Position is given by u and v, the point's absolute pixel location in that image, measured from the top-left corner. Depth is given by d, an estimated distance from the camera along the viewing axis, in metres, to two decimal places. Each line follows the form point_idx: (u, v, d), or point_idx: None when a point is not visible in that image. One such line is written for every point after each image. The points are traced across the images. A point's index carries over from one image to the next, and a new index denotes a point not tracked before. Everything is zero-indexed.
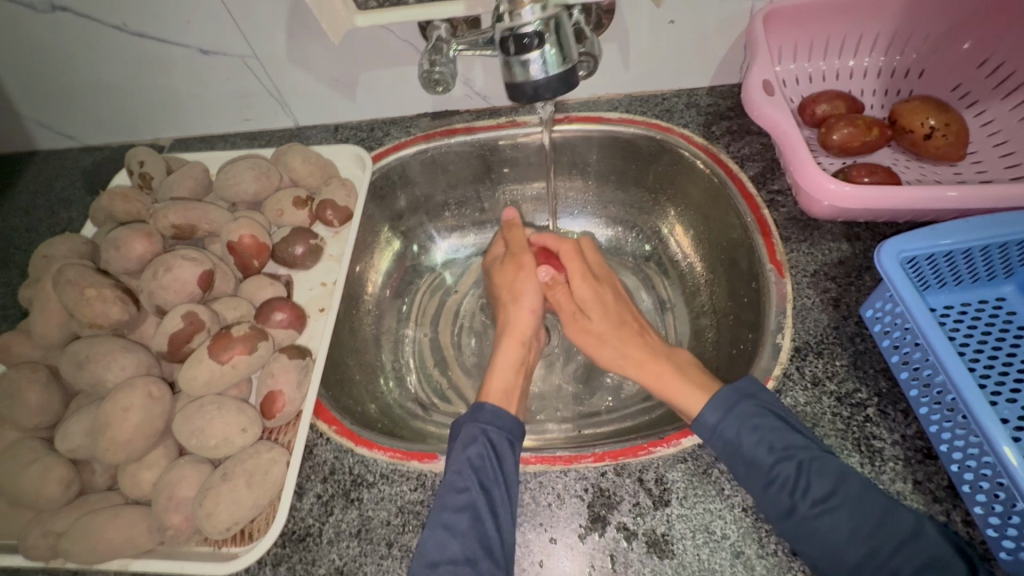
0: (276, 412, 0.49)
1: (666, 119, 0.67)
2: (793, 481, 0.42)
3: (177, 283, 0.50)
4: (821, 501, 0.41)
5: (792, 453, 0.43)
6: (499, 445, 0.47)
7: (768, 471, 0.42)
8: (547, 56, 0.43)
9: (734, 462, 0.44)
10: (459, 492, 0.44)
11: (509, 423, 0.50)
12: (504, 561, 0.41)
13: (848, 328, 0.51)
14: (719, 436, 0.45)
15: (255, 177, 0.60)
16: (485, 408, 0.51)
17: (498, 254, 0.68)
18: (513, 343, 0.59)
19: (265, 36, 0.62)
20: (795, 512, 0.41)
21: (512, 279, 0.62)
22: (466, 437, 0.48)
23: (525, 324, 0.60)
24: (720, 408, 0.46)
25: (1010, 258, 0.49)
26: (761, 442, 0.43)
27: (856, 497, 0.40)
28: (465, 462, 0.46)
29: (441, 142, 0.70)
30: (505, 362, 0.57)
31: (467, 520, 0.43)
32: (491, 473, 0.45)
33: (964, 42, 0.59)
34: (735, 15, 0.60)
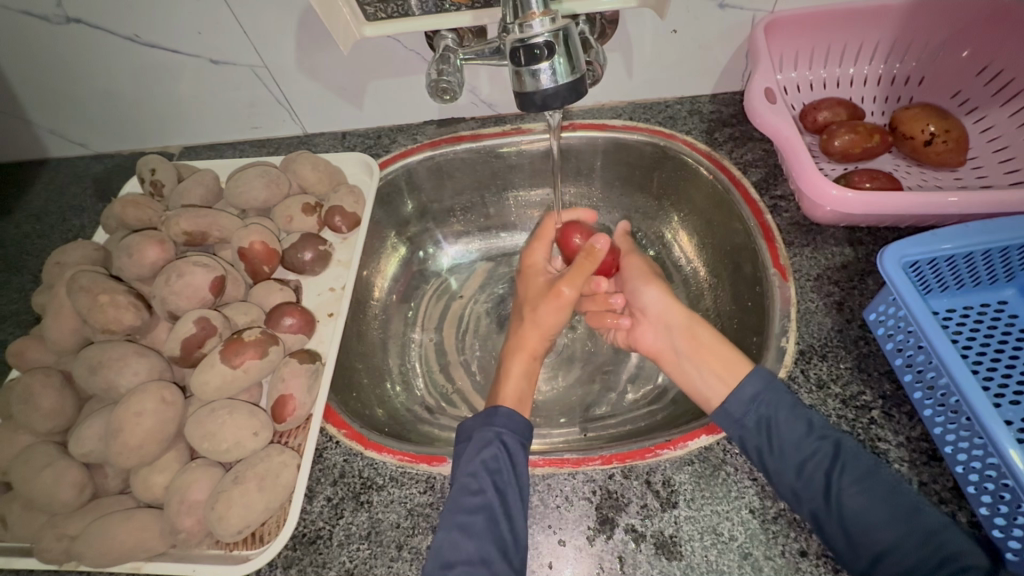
0: (286, 416, 0.50)
1: (669, 126, 0.68)
2: (829, 458, 0.44)
3: (189, 289, 0.51)
4: (857, 479, 0.42)
5: (827, 434, 0.45)
6: (513, 448, 0.48)
7: (807, 448, 0.44)
8: (555, 66, 0.43)
9: (767, 442, 0.45)
10: (474, 494, 0.45)
11: (522, 426, 0.50)
12: (519, 563, 0.42)
13: (852, 332, 0.52)
14: (756, 410, 0.46)
15: (265, 184, 0.61)
16: (499, 412, 0.51)
17: (539, 264, 0.66)
18: (525, 359, 0.59)
19: (274, 46, 0.63)
20: (832, 488, 0.42)
21: (540, 297, 0.62)
22: (480, 440, 0.49)
23: (536, 342, 0.60)
24: (760, 382, 0.48)
25: (1012, 262, 0.49)
26: (799, 419, 0.45)
27: (888, 480, 0.42)
28: (479, 464, 0.46)
29: (448, 149, 0.71)
30: (518, 373, 0.58)
31: (482, 522, 0.43)
32: (507, 476, 0.45)
33: (962, 50, 0.60)
34: (737, 24, 0.61)
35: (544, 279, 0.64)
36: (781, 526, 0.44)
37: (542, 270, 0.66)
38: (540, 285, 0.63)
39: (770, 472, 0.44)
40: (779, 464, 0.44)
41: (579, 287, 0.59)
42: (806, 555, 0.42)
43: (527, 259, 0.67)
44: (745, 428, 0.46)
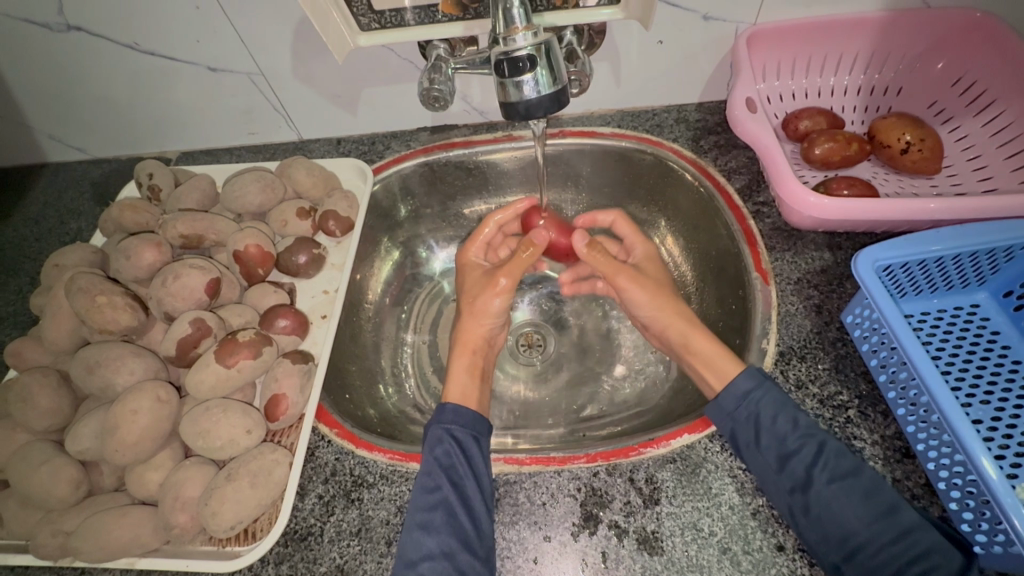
0: (279, 415, 0.51)
1: (656, 134, 0.70)
2: (811, 456, 0.45)
3: (185, 290, 0.52)
4: (836, 478, 0.44)
5: (813, 431, 0.46)
6: (463, 441, 0.50)
7: (789, 445, 0.45)
8: (538, 78, 0.45)
9: (756, 439, 0.46)
10: (430, 491, 0.47)
11: (471, 419, 0.52)
12: (483, 552, 0.44)
13: (830, 334, 0.53)
14: (747, 404, 0.47)
15: (261, 189, 0.63)
16: (447, 410, 0.53)
17: (475, 261, 0.69)
18: (466, 354, 0.61)
19: (271, 54, 0.65)
20: (813, 486, 0.44)
21: (479, 291, 0.64)
22: (432, 438, 0.51)
23: (475, 334, 0.63)
24: (752, 381, 0.48)
25: (984, 265, 0.51)
26: (786, 417, 0.46)
27: (869, 483, 0.43)
28: (432, 462, 0.48)
29: (440, 154, 0.72)
30: (458, 369, 0.60)
31: (440, 518, 0.45)
32: (462, 472, 0.47)
33: (937, 62, 0.62)
34: (721, 37, 0.63)
35: (481, 270, 0.67)
36: (759, 522, 0.45)
37: (478, 264, 0.69)
38: (479, 276, 0.67)
39: (747, 461, 0.46)
40: (762, 455, 0.46)
41: (517, 277, 0.64)
42: (783, 550, 0.44)
43: (460, 256, 0.69)
44: (736, 421, 0.47)
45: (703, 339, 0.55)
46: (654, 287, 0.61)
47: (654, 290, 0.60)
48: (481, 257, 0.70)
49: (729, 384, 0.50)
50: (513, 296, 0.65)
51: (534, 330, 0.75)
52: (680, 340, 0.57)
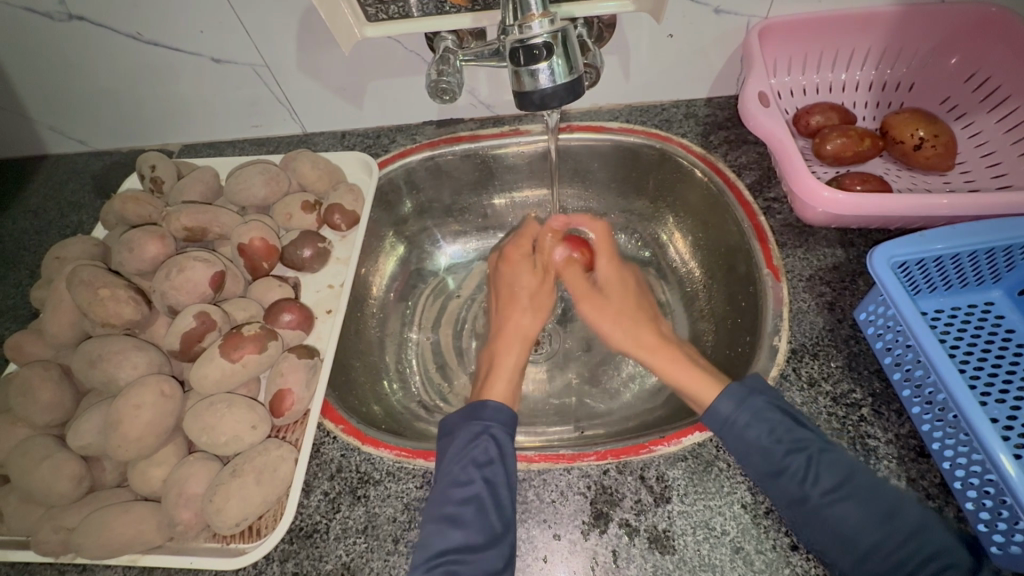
0: (284, 410, 0.50)
1: (665, 129, 0.69)
2: (803, 471, 0.43)
3: (189, 284, 0.51)
4: (832, 489, 0.42)
5: (801, 445, 0.44)
6: (503, 441, 0.49)
7: (778, 463, 0.43)
8: (554, 67, 0.44)
9: (746, 453, 0.45)
10: (463, 486, 0.46)
11: (509, 419, 0.51)
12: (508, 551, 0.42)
13: (843, 331, 0.53)
14: (728, 427, 0.46)
15: (265, 182, 0.62)
16: (487, 406, 0.52)
17: (523, 253, 0.67)
18: (522, 347, 0.61)
19: (276, 45, 0.64)
20: (808, 501, 0.42)
21: (530, 290, 0.64)
22: (468, 434, 0.49)
23: (532, 330, 0.62)
24: (732, 402, 0.47)
25: (999, 263, 0.51)
26: (771, 435, 0.44)
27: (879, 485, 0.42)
28: (468, 457, 0.47)
29: (447, 149, 0.71)
30: (509, 363, 0.59)
31: (471, 512, 0.44)
32: (496, 468, 0.46)
33: (951, 57, 0.61)
34: (732, 31, 0.62)
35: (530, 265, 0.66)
36: (772, 521, 0.44)
37: (526, 259, 0.66)
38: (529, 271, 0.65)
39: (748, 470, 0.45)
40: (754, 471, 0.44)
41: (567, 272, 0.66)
42: (797, 549, 0.43)
43: (511, 250, 0.67)
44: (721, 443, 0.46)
45: (676, 367, 0.54)
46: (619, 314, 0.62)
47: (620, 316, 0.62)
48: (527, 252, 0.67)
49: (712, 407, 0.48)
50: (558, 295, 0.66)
51: (540, 327, 0.74)
52: (653, 364, 0.57)
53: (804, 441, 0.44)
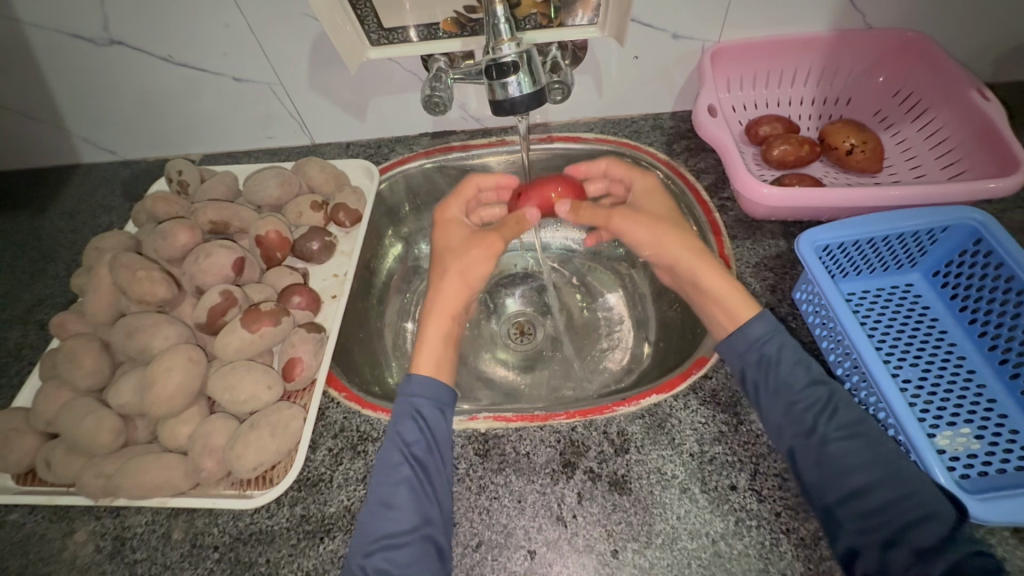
0: (295, 375, 0.58)
1: (635, 139, 0.78)
2: (819, 406, 0.49)
3: (215, 267, 0.59)
4: (843, 426, 0.48)
5: (824, 383, 0.51)
6: (429, 416, 0.53)
7: (797, 395, 0.50)
8: (521, 81, 0.53)
9: (774, 384, 0.51)
10: (395, 467, 0.50)
11: (438, 390, 0.54)
12: (445, 526, 0.48)
13: (783, 309, 0.60)
14: (758, 350, 0.53)
15: (279, 184, 0.70)
16: (414, 380, 0.55)
17: (455, 217, 0.69)
18: (443, 322, 0.61)
19: (291, 67, 0.73)
20: (817, 432, 0.48)
21: (460, 249, 0.65)
22: (399, 412, 0.53)
23: (455, 303, 0.62)
24: (766, 326, 0.53)
25: (914, 248, 0.59)
26: (799, 368, 0.51)
27: (873, 435, 0.47)
28: (396, 437, 0.51)
29: (440, 157, 0.80)
30: (434, 336, 0.59)
31: (403, 493, 0.48)
32: (423, 446, 0.51)
33: (880, 76, 0.71)
34: (689, 52, 0.71)
35: (466, 231, 0.67)
36: (715, 467, 0.51)
37: (461, 223, 0.68)
38: (463, 235, 0.66)
39: (762, 407, 0.51)
40: (773, 402, 0.51)
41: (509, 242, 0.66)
42: (735, 489, 0.50)
43: (442, 212, 0.68)
44: (748, 364, 0.53)
45: (712, 273, 0.58)
46: (653, 222, 0.63)
47: (651, 222, 0.63)
48: (461, 213, 0.70)
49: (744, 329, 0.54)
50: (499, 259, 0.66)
51: (525, 320, 0.83)
52: (687, 273, 0.60)
53: (827, 380, 0.51)
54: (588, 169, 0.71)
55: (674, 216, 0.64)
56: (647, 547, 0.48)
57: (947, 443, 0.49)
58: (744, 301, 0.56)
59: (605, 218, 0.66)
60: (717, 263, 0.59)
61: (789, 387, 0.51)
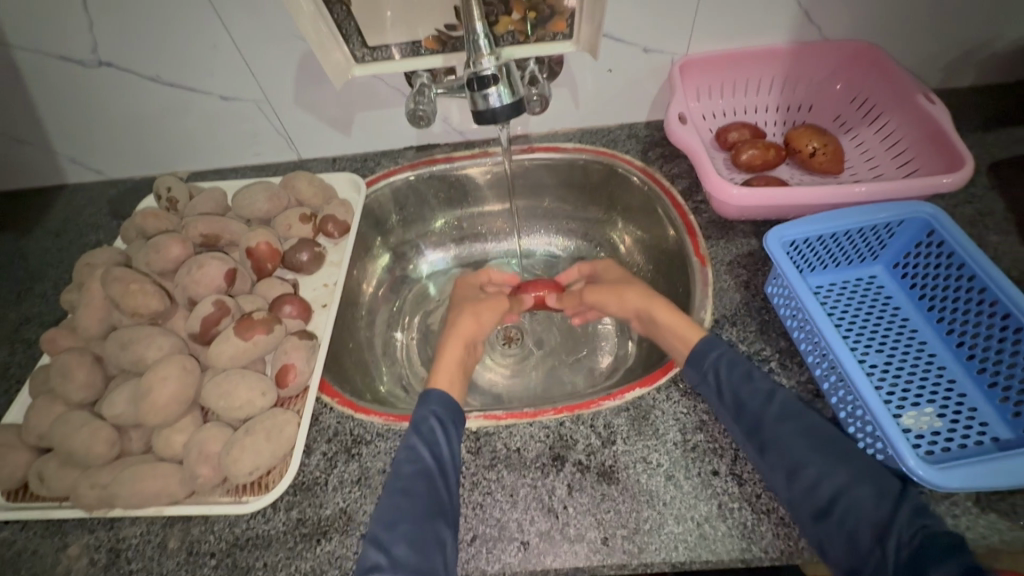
0: (288, 381, 0.59)
1: (612, 147, 0.81)
2: (760, 400, 0.52)
3: (207, 278, 0.61)
4: (784, 417, 0.50)
5: (764, 382, 0.53)
6: (445, 423, 0.55)
7: (739, 394, 0.52)
8: (502, 92, 0.56)
9: (718, 389, 0.54)
10: (412, 463, 0.51)
11: (453, 405, 0.57)
12: (451, 518, 0.50)
13: (756, 303, 0.64)
14: (698, 360, 0.56)
15: (268, 198, 0.72)
16: (432, 394, 0.58)
17: (472, 281, 0.78)
18: (460, 345, 0.66)
19: (277, 84, 0.75)
20: (762, 426, 0.50)
21: (475, 297, 0.75)
22: (417, 418, 0.56)
23: (470, 331, 0.68)
24: (703, 342, 0.57)
25: (874, 242, 0.63)
26: (739, 371, 0.54)
27: (810, 423, 0.50)
28: (416, 438, 0.53)
29: (425, 169, 0.83)
30: (450, 358, 0.64)
31: (421, 484, 0.50)
32: (443, 446, 0.53)
33: (838, 83, 0.75)
34: (660, 65, 0.76)
35: (477, 290, 0.77)
36: (698, 454, 0.53)
37: (474, 285, 0.77)
38: (473, 292, 0.76)
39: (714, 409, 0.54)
40: (722, 404, 0.53)
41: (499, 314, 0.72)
42: (717, 474, 0.52)
43: (462, 277, 0.78)
44: (697, 375, 0.56)
45: (664, 310, 0.62)
46: (614, 287, 0.70)
47: (614, 288, 0.70)
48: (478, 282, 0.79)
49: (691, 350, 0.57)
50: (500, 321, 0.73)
51: (512, 325, 0.85)
52: (646, 315, 0.64)
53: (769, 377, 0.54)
54: (568, 276, 0.81)
55: (628, 278, 0.71)
56: (636, 533, 0.49)
57: (912, 422, 0.52)
58: (689, 327, 0.59)
59: (580, 297, 0.75)
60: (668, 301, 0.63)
61: (735, 389, 0.53)
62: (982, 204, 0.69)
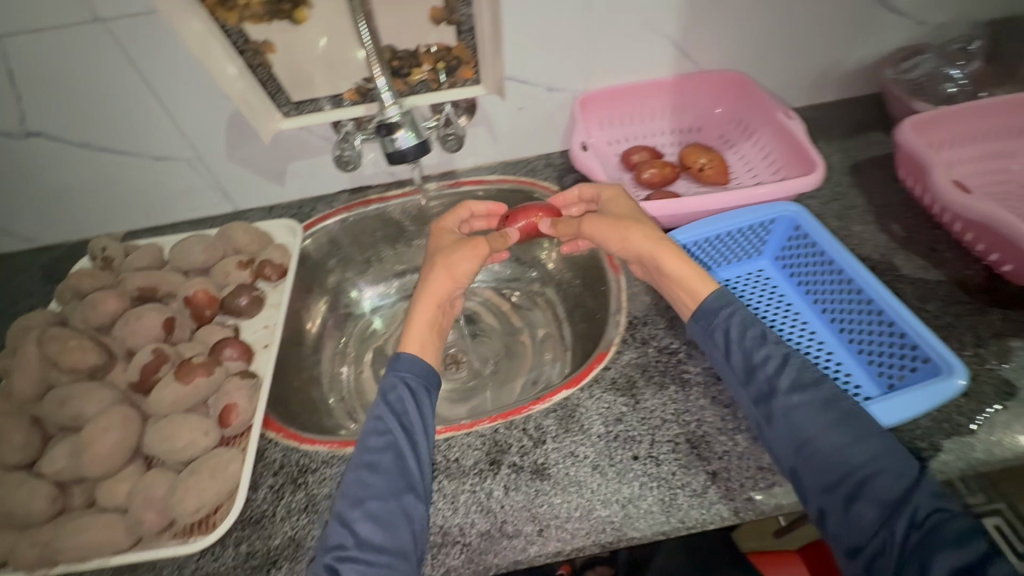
0: (230, 421, 0.61)
1: (532, 177, 0.89)
2: (773, 368, 0.54)
3: (143, 328, 0.64)
4: (798, 389, 0.52)
5: (779, 348, 0.56)
6: (416, 389, 0.59)
7: (753, 362, 0.55)
8: (407, 136, 0.64)
9: (731, 354, 0.57)
10: (382, 436, 0.55)
11: (424, 370, 0.61)
12: (424, 492, 0.53)
13: (664, 303, 0.71)
14: (710, 321, 0.59)
15: (204, 249, 0.75)
16: (403, 358, 0.61)
17: (450, 228, 0.75)
18: (431, 306, 0.66)
19: (209, 141, 0.79)
20: (775, 394, 0.53)
21: (451, 248, 0.70)
22: (387, 385, 0.59)
23: (443, 290, 0.67)
24: (713, 297, 0.60)
25: (757, 239, 0.72)
26: (755, 339, 0.56)
27: (826, 395, 0.52)
28: (385, 408, 0.57)
29: (360, 210, 0.88)
30: (421, 320, 0.65)
31: (389, 459, 0.53)
32: (412, 417, 0.57)
33: (718, 107, 0.87)
34: (563, 101, 0.85)
35: (455, 237, 0.74)
36: (620, 443, 0.59)
37: (452, 232, 0.75)
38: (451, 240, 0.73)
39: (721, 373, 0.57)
40: (732, 369, 0.56)
41: (477, 263, 0.70)
42: (637, 459, 0.57)
43: (438, 222, 0.75)
44: (711, 341, 0.59)
45: (673, 260, 0.63)
46: (615, 222, 0.67)
47: (614, 222, 0.67)
48: (455, 227, 0.76)
49: (703, 303, 0.61)
50: (483, 262, 0.71)
51: (457, 348, 0.89)
52: (650, 260, 0.65)
53: (783, 346, 0.57)
54: (565, 197, 0.77)
55: (634, 216, 0.68)
56: (568, 522, 0.54)
57: None
58: (703, 279, 0.62)
59: (576, 227, 0.71)
60: (676, 249, 0.64)
61: (747, 354, 0.56)
62: (846, 201, 0.80)
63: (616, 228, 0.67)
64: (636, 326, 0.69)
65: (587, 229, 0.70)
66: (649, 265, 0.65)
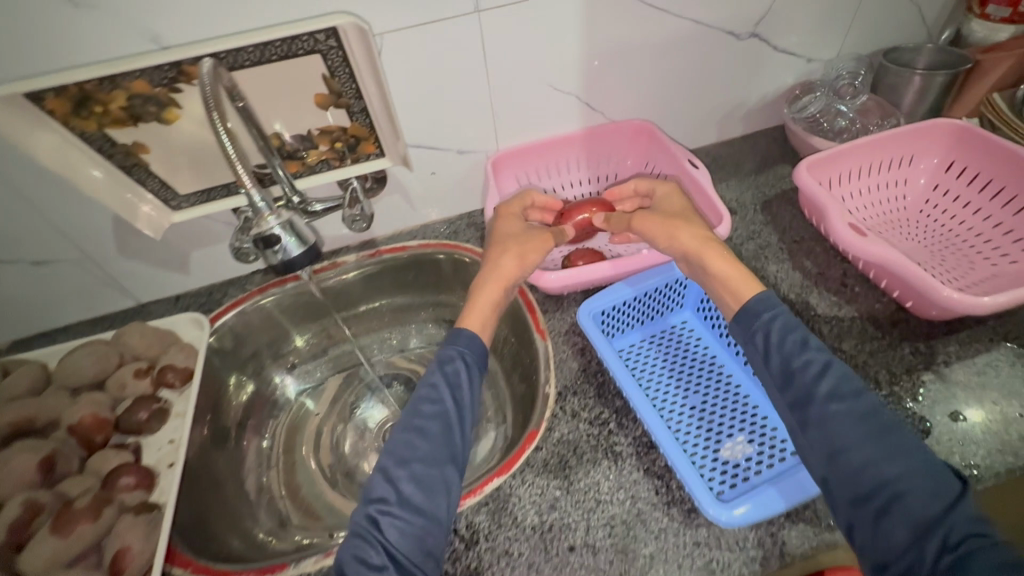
0: (122, 569, 0.54)
1: (454, 239, 0.86)
2: (811, 371, 0.51)
3: (12, 474, 0.57)
4: (836, 394, 0.49)
5: (820, 352, 0.53)
6: (471, 366, 0.60)
7: (790, 365, 0.52)
8: (289, 243, 0.60)
9: (770, 358, 0.54)
10: (433, 404, 0.57)
11: (481, 350, 0.62)
12: (462, 464, 0.55)
13: (592, 368, 0.69)
14: (753, 320, 0.56)
15: (94, 361, 0.69)
16: (463, 334, 0.62)
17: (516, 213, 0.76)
18: (498, 287, 0.67)
19: (95, 240, 0.73)
20: (812, 400, 0.50)
21: (519, 235, 0.71)
22: (445, 356, 0.61)
23: (513, 273, 0.68)
24: (760, 296, 0.57)
25: (675, 294, 0.74)
26: (797, 342, 0.53)
27: (865, 406, 0.48)
28: (440, 378, 0.59)
29: (275, 292, 0.83)
30: (487, 299, 0.66)
31: (437, 428, 0.55)
32: (464, 393, 0.58)
33: (628, 158, 0.90)
34: (478, 162, 0.83)
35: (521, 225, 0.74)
36: (554, 534, 0.56)
37: (517, 218, 0.75)
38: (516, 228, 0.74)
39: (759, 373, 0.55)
40: (770, 370, 0.54)
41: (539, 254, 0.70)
42: (573, 550, 0.55)
43: (505, 205, 0.75)
44: (751, 338, 0.56)
45: (719, 259, 0.62)
46: (667, 219, 0.67)
47: (665, 219, 0.67)
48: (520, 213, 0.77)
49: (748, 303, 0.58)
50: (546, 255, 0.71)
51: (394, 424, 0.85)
52: (693, 257, 0.64)
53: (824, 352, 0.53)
54: (619, 191, 0.78)
55: (686, 215, 0.68)
56: None
57: (729, 453, 0.59)
58: (750, 280, 0.60)
59: (627, 222, 0.71)
60: (723, 251, 0.63)
61: (788, 357, 0.53)
62: (762, 239, 0.81)
63: (665, 224, 0.67)
64: (561, 399, 0.67)
65: (637, 225, 0.70)
66: (693, 262, 0.64)
